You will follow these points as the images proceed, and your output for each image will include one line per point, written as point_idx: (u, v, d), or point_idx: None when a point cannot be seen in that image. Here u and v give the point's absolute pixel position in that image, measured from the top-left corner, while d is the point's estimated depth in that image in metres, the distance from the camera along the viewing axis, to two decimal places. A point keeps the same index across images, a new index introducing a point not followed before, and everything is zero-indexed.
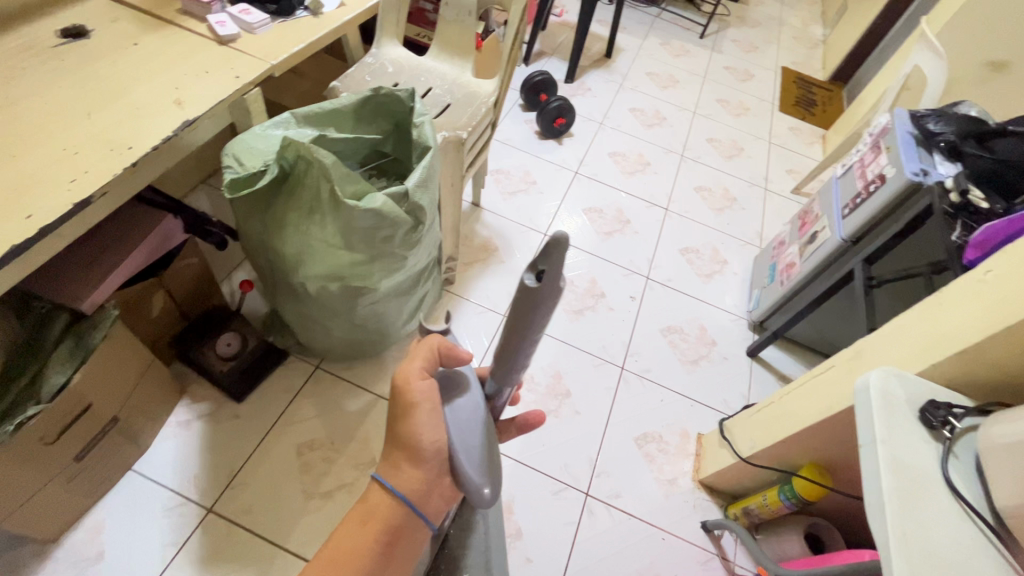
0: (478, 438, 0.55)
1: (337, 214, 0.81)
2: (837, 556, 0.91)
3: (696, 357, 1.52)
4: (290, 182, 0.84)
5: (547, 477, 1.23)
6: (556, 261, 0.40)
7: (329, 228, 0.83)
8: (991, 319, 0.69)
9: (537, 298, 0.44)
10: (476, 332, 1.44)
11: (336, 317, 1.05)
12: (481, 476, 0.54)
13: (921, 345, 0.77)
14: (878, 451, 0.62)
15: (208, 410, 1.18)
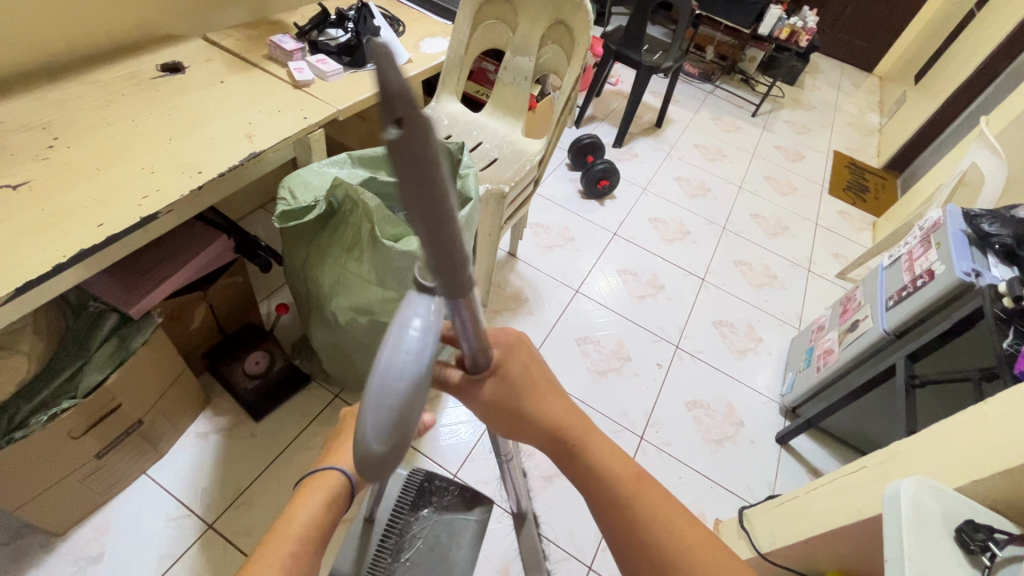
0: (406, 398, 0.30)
1: (374, 252, 0.85)
2: None
3: (721, 437, 1.46)
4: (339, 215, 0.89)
5: (549, 543, 1.18)
6: (401, 74, 0.22)
7: (365, 264, 0.87)
8: None
9: (406, 166, 0.23)
10: None
11: (362, 349, 1.08)
12: (391, 444, 0.30)
13: (959, 458, 0.72)
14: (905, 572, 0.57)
15: (226, 425, 1.21)
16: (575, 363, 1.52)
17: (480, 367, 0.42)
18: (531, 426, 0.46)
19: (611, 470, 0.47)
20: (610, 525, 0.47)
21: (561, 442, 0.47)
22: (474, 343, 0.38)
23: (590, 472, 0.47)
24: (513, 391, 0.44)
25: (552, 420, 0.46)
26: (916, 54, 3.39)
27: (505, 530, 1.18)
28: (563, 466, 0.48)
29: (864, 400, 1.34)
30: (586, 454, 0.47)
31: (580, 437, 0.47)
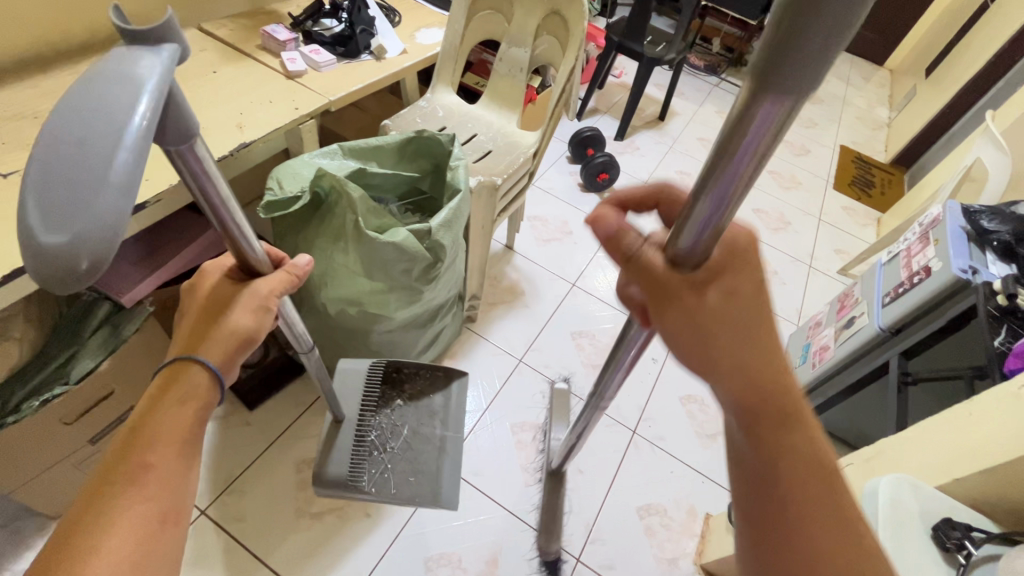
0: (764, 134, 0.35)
1: (360, 244, 0.85)
2: None
3: (714, 432, 1.45)
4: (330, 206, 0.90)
5: (538, 534, 1.19)
6: None
7: (351, 255, 0.87)
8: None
9: None
10: (489, 372, 1.44)
11: (352, 339, 1.09)
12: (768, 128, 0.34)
13: (957, 448, 0.70)
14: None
15: (220, 413, 1.23)
16: (569, 356, 1.52)
17: (692, 262, 0.43)
18: (736, 364, 0.43)
19: (818, 461, 0.44)
20: (789, 518, 0.43)
21: (766, 400, 0.43)
22: (705, 229, 0.41)
23: (795, 445, 0.44)
24: (743, 320, 0.43)
25: (768, 375, 0.43)
26: (928, 47, 3.32)
27: (494, 520, 1.19)
28: (762, 429, 0.44)
29: (859, 397, 1.34)
30: (800, 422, 0.44)
31: (795, 406, 0.44)
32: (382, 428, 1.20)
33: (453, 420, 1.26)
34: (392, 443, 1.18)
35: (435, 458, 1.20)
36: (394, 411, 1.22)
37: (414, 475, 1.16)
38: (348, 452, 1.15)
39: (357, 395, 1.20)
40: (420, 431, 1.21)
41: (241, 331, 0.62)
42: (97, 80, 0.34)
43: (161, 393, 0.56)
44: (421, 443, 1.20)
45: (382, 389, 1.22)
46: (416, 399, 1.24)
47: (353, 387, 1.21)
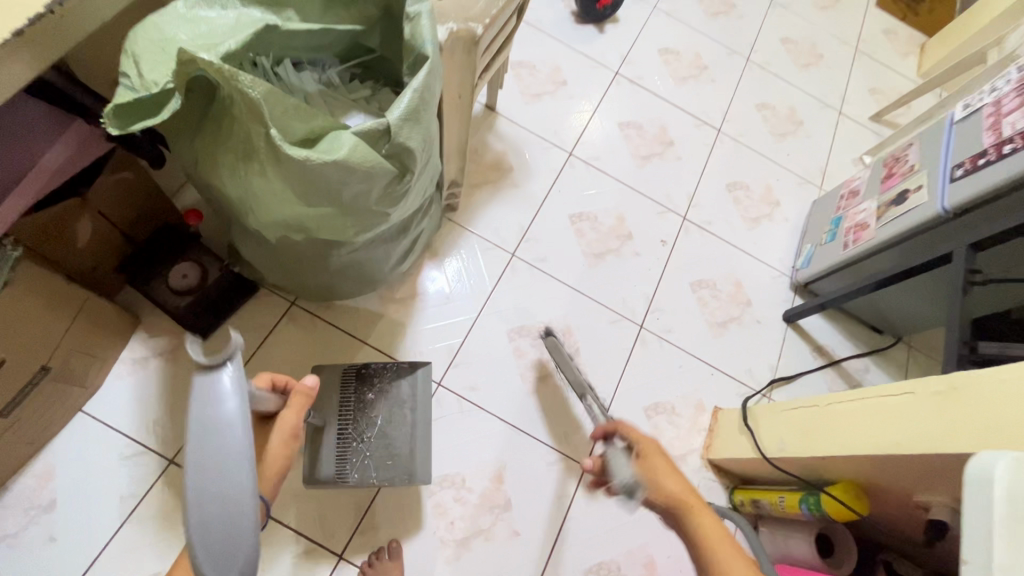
0: None
1: (283, 165, 0.57)
2: None
3: (726, 319, 1.34)
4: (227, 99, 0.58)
5: (543, 445, 1.13)
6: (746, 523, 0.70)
7: (275, 181, 0.59)
8: None
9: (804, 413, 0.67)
10: (478, 273, 1.24)
11: (306, 263, 0.86)
12: None
13: (899, 435, 0.76)
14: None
15: (166, 347, 1.04)
16: (568, 246, 1.32)
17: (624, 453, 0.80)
18: (662, 490, 0.74)
19: (711, 533, 0.69)
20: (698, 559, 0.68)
21: (682, 508, 0.73)
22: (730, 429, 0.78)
23: (695, 533, 0.70)
24: (672, 484, 0.74)
25: (661, 488, 0.74)
26: None
27: (497, 436, 1.11)
28: (677, 524, 0.72)
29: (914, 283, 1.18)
30: (707, 549, 0.67)
31: (691, 505, 0.72)
32: (355, 416, 1.01)
33: (422, 405, 1.04)
34: (369, 433, 1.01)
35: (410, 437, 1.02)
36: (368, 403, 1.02)
37: (393, 456, 1.00)
38: (331, 446, 0.99)
39: (334, 395, 1.02)
40: (397, 416, 1.02)
41: (276, 453, 0.60)
42: (208, 411, 0.45)
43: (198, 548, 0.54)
44: (395, 429, 1.01)
45: (355, 386, 1.03)
46: (393, 395, 1.03)
47: (328, 392, 1.02)
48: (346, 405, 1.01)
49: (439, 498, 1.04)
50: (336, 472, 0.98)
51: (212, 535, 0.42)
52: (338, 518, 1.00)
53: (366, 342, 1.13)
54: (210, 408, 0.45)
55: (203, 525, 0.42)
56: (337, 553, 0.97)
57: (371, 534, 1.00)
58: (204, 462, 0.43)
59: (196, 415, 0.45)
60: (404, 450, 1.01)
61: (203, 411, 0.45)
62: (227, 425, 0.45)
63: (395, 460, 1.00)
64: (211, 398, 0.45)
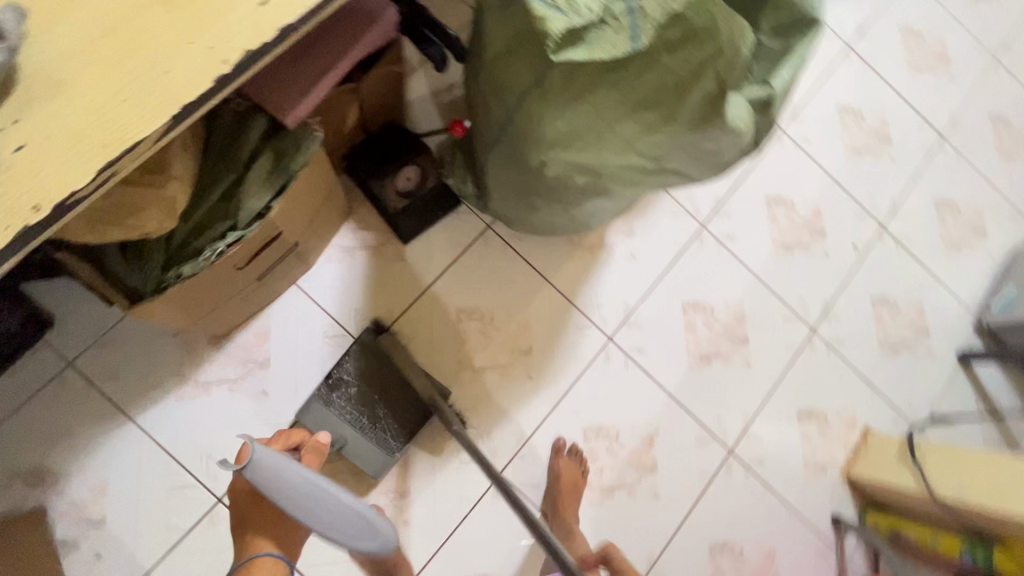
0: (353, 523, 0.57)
1: (681, 120, 0.63)
2: None
3: (900, 344, 1.28)
4: (675, 35, 0.58)
5: (695, 420, 1.14)
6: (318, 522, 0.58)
7: (653, 130, 0.65)
8: None
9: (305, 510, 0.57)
10: (666, 237, 1.20)
11: (553, 204, 0.87)
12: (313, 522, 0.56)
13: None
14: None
15: (372, 242, 1.08)
16: (758, 230, 1.25)
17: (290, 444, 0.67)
18: None
19: None
20: None
21: None
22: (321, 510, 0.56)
23: None
24: None
25: None
26: None
27: (654, 402, 1.13)
28: None
29: None
30: None
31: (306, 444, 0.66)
32: (360, 411, 0.98)
33: (396, 362, 1.01)
34: (375, 410, 0.98)
35: (409, 385, 1.00)
36: (356, 397, 0.98)
37: (408, 410, 1.00)
38: (365, 445, 0.97)
39: (331, 416, 0.96)
40: (381, 386, 1.00)
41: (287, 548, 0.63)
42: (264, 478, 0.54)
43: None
44: (393, 389, 1.00)
45: (340, 393, 0.98)
46: (368, 373, 0.99)
47: (323, 418, 0.96)
48: (342, 406, 0.97)
49: (592, 446, 1.09)
50: (387, 464, 0.97)
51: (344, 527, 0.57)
52: (502, 440, 1.06)
53: (550, 281, 1.13)
54: (276, 487, 0.54)
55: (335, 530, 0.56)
56: (497, 470, 1.04)
57: (529, 461, 1.06)
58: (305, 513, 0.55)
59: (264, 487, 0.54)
60: (412, 400, 1.00)
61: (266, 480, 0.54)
62: (297, 494, 0.55)
63: (413, 409, 1.00)
64: (270, 477, 0.54)
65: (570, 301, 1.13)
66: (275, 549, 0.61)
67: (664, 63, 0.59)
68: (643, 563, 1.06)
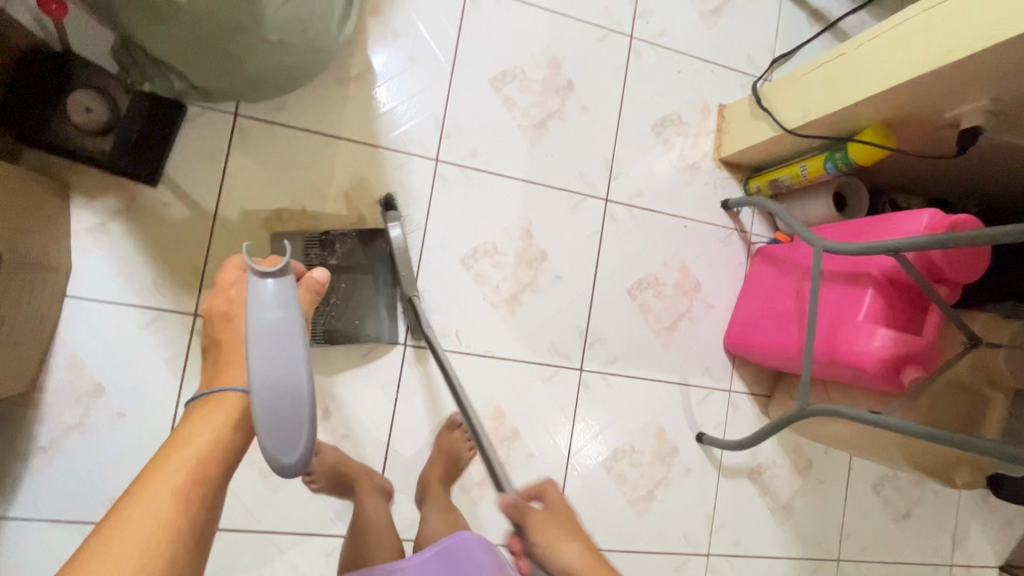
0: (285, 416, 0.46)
1: None
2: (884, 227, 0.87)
3: (719, 4, 1.18)
4: None
5: (561, 191, 1.08)
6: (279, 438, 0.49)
7: None
8: None
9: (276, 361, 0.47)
10: (435, 17, 1.02)
11: (242, 39, 0.69)
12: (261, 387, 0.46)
13: (978, 23, 0.68)
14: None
15: (119, 205, 0.88)
16: None
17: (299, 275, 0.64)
18: None
19: None
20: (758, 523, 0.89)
21: None
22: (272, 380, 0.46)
23: None
24: None
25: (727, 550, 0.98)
26: None
27: (513, 197, 1.06)
28: None
29: None
30: None
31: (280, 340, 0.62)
32: None
33: (365, 280, 0.96)
34: (333, 301, 0.94)
35: (376, 300, 0.96)
36: (333, 271, 0.94)
37: (358, 320, 0.95)
38: None
39: (291, 255, 0.92)
40: (365, 277, 0.96)
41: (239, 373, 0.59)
42: (260, 302, 0.47)
43: (198, 415, 0.56)
44: (361, 296, 0.96)
45: (320, 254, 0.94)
46: (357, 262, 0.96)
47: (285, 251, 0.92)
48: (318, 271, 0.93)
49: (478, 270, 1.03)
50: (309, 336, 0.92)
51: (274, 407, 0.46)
52: None
53: (340, 136, 0.97)
54: (262, 319, 0.47)
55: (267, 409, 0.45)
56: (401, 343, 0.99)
57: (425, 320, 1.01)
58: (263, 369, 0.46)
59: (252, 309, 0.47)
60: (371, 315, 0.96)
61: (259, 301, 0.47)
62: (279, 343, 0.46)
63: (363, 323, 0.96)
64: (262, 299, 0.47)
65: (373, 145, 0.99)
66: (241, 383, 0.58)
67: None
68: (578, 340, 1.09)
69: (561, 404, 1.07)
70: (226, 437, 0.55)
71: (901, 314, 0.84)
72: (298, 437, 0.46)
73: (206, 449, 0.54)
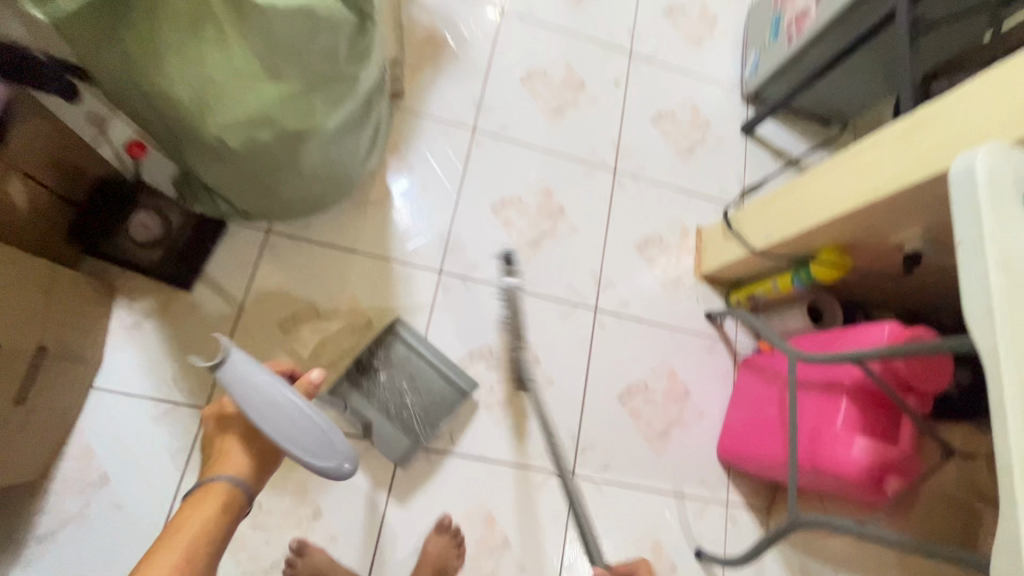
0: (303, 438, 0.64)
1: (253, 27, 0.62)
2: (851, 337, 0.93)
3: (691, 145, 1.37)
4: None
5: (553, 300, 1.18)
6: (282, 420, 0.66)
7: (248, 52, 0.63)
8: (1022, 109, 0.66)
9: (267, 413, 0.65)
10: (445, 155, 1.20)
11: (281, 174, 0.83)
12: (296, 447, 0.64)
13: (908, 162, 0.78)
14: (1000, 337, 0.52)
15: (155, 306, 0.99)
16: (525, 109, 1.28)
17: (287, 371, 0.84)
18: None
19: None
20: None
21: None
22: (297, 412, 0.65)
23: None
24: None
25: None
26: None
27: (508, 305, 1.15)
28: None
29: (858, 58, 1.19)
30: None
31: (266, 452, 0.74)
32: (384, 400, 1.01)
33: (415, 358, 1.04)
34: (405, 402, 1.02)
35: (433, 375, 1.04)
36: (382, 381, 1.02)
37: (436, 396, 1.03)
38: (389, 432, 1.00)
39: (358, 399, 1.01)
40: (418, 373, 1.04)
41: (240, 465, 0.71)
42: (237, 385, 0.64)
43: (195, 506, 0.67)
44: (423, 380, 1.03)
45: (369, 380, 1.02)
46: (393, 359, 1.04)
47: (349, 397, 1.01)
48: (377, 394, 1.02)
49: (473, 372, 1.10)
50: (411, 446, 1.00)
51: (301, 440, 0.65)
52: None
53: (356, 250, 1.11)
54: (241, 390, 0.64)
55: (291, 438, 0.64)
56: (396, 443, 1.03)
57: None
58: (271, 422, 0.64)
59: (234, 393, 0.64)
60: (439, 382, 1.04)
61: (234, 388, 0.64)
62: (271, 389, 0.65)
63: (444, 395, 1.04)
64: (235, 377, 0.64)
65: (385, 258, 1.12)
66: (227, 475, 0.70)
67: None
68: (569, 445, 1.11)
69: (551, 512, 1.06)
70: (216, 522, 0.67)
71: (879, 423, 0.87)
72: (335, 446, 0.66)
73: (198, 539, 0.64)
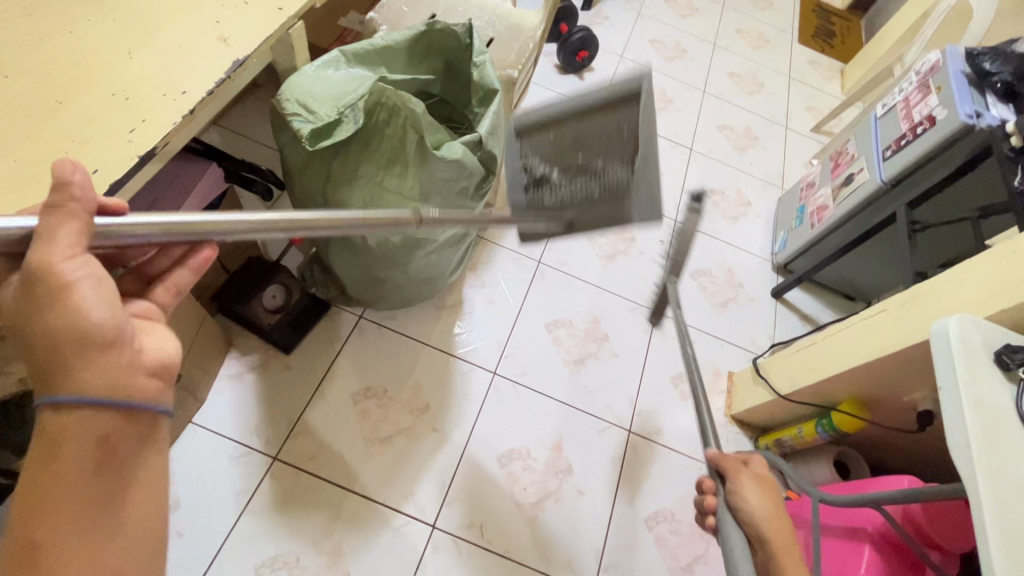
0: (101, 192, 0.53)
1: (418, 166, 0.88)
2: (876, 483, 0.98)
3: (725, 299, 1.56)
4: (381, 114, 0.86)
5: (591, 416, 1.29)
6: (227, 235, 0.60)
7: (408, 180, 0.89)
8: (994, 294, 0.83)
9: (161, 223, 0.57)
10: (513, 278, 1.44)
11: (392, 270, 1.07)
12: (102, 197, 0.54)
13: (908, 327, 0.93)
14: (975, 464, 0.62)
15: (258, 362, 1.19)
16: (583, 251, 1.54)
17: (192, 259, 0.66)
18: None
19: None
20: None
21: None
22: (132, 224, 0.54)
23: None
24: None
25: None
26: None
27: (550, 413, 1.27)
28: None
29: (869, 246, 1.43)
30: None
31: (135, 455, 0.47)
32: (580, 185, 0.81)
33: (578, 115, 0.79)
34: (594, 160, 0.80)
35: (603, 121, 0.79)
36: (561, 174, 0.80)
37: (616, 128, 0.80)
38: (602, 219, 0.82)
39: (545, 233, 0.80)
40: (586, 128, 0.79)
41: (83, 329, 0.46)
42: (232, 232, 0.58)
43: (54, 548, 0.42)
44: (592, 136, 0.80)
45: (539, 176, 0.80)
46: (565, 138, 0.80)
47: (534, 229, 0.80)
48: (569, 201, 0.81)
49: (510, 469, 1.19)
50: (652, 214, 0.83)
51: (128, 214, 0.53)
52: (426, 495, 1.12)
53: (428, 343, 1.29)
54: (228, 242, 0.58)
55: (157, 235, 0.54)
56: (430, 525, 1.10)
57: (456, 506, 1.12)
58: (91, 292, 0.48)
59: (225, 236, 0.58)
60: (609, 119, 0.79)
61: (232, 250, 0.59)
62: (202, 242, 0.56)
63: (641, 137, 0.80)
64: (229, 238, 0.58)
65: (450, 353, 1.30)
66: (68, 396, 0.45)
67: (384, 132, 0.87)
68: (591, 561, 1.13)
69: None
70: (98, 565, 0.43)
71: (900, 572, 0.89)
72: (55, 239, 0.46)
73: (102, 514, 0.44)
